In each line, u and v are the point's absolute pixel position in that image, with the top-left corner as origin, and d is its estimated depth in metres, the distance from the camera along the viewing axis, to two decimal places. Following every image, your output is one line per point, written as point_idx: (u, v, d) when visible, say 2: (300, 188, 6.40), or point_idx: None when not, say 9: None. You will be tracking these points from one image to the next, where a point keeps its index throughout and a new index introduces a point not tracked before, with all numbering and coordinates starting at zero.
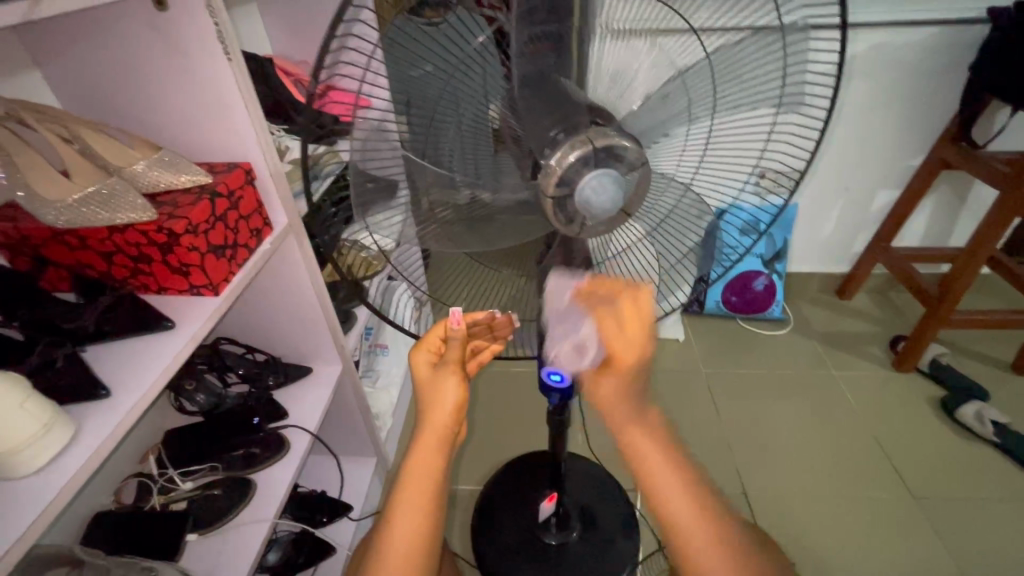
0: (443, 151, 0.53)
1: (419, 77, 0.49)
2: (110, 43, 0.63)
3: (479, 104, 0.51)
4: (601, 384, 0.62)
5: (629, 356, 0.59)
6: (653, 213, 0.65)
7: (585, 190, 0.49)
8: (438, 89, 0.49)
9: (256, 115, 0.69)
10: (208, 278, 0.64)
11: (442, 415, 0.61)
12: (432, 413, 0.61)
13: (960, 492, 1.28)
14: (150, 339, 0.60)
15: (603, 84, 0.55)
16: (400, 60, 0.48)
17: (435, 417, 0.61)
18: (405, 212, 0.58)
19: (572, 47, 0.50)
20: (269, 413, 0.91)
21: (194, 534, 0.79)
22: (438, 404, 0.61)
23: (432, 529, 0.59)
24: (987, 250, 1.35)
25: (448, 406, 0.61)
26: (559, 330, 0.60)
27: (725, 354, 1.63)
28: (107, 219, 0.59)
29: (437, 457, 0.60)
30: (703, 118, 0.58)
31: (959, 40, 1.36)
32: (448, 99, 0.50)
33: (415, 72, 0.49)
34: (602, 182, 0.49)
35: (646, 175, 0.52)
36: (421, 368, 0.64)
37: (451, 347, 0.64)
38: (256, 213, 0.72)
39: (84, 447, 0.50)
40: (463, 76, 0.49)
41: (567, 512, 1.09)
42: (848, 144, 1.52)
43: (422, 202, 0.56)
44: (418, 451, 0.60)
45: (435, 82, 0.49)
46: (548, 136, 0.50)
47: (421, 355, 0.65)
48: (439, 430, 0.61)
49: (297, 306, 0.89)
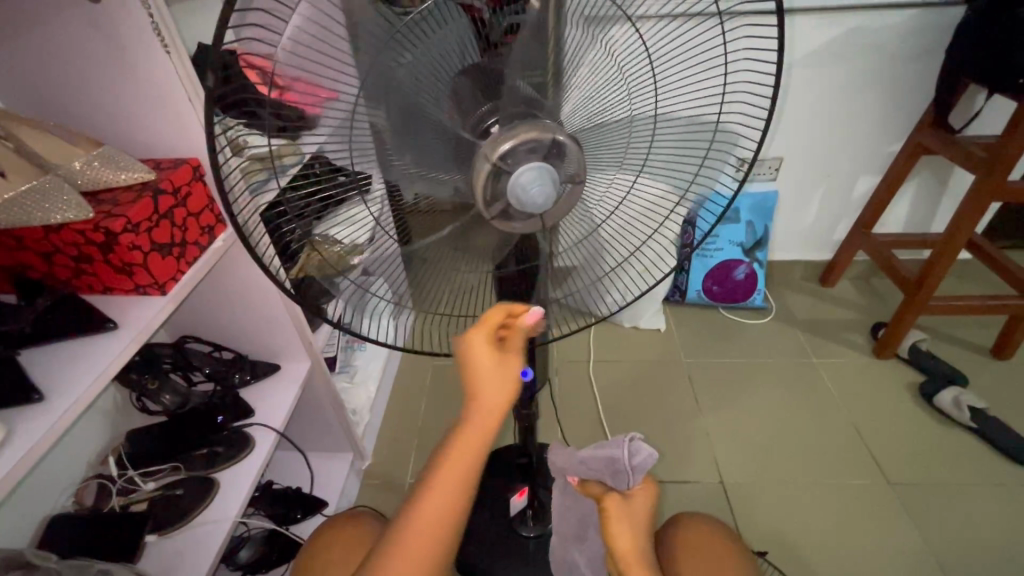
0: (418, 150, 0.51)
1: (398, 70, 0.45)
2: (45, 35, 0.61)
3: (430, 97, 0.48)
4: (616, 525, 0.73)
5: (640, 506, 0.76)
6: (603, 205, 0.64)
7: (519, 180, 0.48)
8: (412, 85, 0.47)
9: (204, 111, 0.68)
10: (153, 277, 0.63)
11: (491, 411, 0.55)
12: (478, 402, 0.55)
13: (935, 477, 1.29)
14: (93, 341, 0.59)
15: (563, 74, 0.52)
16: (381, 49, 0.44)
17: (480, 410, 0.55)
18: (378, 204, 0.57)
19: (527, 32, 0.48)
20: (235, 411, 0.90)
21: (154, 534, 0.79)
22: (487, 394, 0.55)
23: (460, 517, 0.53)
24: (965, 235, 1.35)
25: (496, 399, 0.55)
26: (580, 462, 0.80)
27: (706, 344, 1.63)
28: (42, 219, 0.57)
29: (482, 444, 0.55)
30: (646, 103, 0.56)
31: (937, 24, 1.34)
32: (419, 91, 0.47)
33: (397, 61, 0.45)
34: (536, 175, 0.48)
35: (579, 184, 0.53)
36: (478, 357, 0.55)
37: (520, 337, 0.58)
38: (207, 210, 0.71)
39: (14, 451, 0.49)
40: (437, 62, 0.47)
41: (542, 504, 1.10)
42: (827, 130, 1.51)
43: (406, 192, 0.54)
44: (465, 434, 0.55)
45: (414, 77, 0.46)
46: (486, 122, 0.51)
47: (478, 338, 0.55)
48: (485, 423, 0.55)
49: (262, 304, 0.88)
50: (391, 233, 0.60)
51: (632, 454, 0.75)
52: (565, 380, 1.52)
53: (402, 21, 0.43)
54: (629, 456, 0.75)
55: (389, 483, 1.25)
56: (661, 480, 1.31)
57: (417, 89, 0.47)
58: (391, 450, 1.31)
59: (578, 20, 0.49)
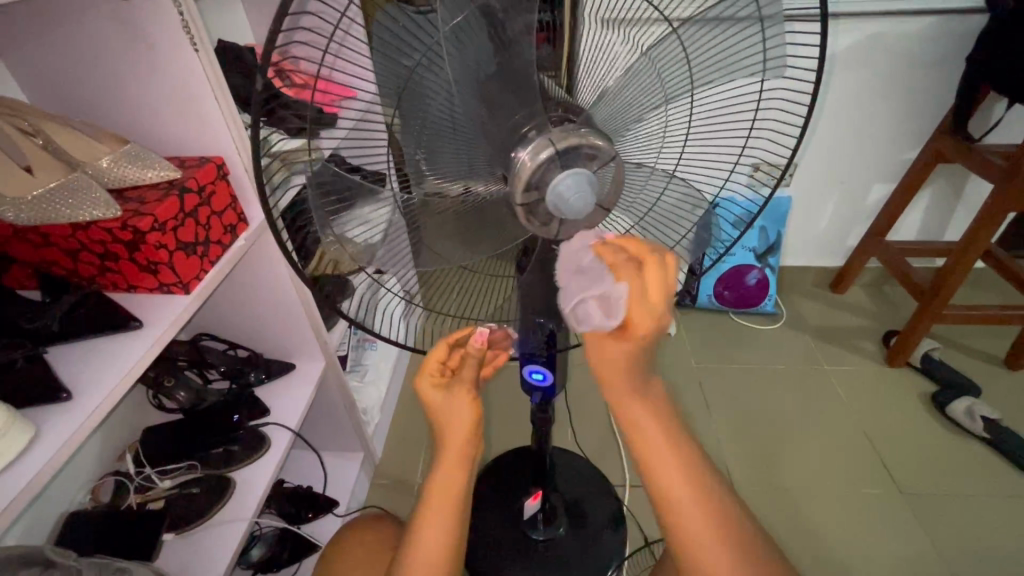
0: (432, 151, 0.50)
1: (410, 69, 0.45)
2: (73, 32, 0.61)
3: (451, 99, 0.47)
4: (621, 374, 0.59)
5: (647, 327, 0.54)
6: (630, 211, 0.63)
7: (558, 188, 0.47)
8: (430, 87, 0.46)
9: (229, 111, 0.68)
10: (178, 276, 0.63)
11: (458, 439, 0.67)
12: (448, 431, 0.67)
13: (947, 487, 1.28)
14: (119, 340, 0.59)
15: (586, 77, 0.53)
16: (388, 46, 0.44)
17: (452, 437, 0.67)
18: (393, 204, 0.54)
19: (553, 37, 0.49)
20: (250, 409, 0.89)
21: (171, 533, 0.79)
22: (454, 422, 0.67)
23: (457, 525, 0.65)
24: (982, 245, 1.33)
25: (463, 422, 0.67)
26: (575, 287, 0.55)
27: (716, 349, 1.62)
28: (69, 216, 0.57)
29: (458, 475, 0.67)
30: (680, 103, 0.55)
31: (958, 31, 1.33)
32: (435, 95, 0.46)
33: (408, 62, 0.45)
34: (577, 181, 0.47)
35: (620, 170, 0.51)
36: (431, 396, 0.67)
37: (467, 368, 0.69)
38: (230, 209, 0.71)
39: (43, 450, 0.49)
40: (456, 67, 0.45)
41: (553, 508, 1.09)
42: (843, 136, 1.50)
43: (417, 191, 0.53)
44: (442, 465, 0.67)
45: (425, 75, 0.45)
46: (518, 130, 0.48)
47: (425, 380, 0.68)
48: (458, 446, 0.67)
49: (278, 304, 0.88)
50: (407, 240, 0.57)
51: (603, 305, 0.54)
52: (575, 383, 1.51)
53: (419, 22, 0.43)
54: (585, 307, 0.54)
55: (399, 483, 1.25)
56: None
57: (427, 88, 0.46)
58: (401, 450, 1.31)
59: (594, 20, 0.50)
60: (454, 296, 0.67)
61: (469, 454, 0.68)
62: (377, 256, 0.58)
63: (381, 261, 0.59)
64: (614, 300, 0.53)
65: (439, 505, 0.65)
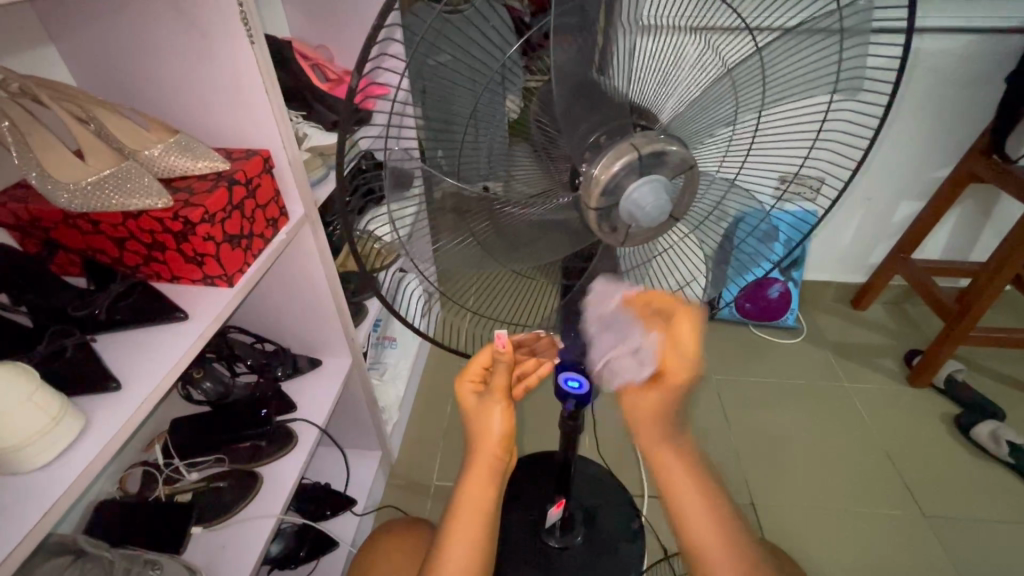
0: (463, 153, 0.48)
1: (439, 67, 0.44)
2: (129, 19, 0.61)
3: (507, 94, 0.47)
4: (646, 397, 0.60)
5: (684, 374, 0.58)
6: (683, 224, 0.63)
7: (634, 195, 0.46)
8: (465, 82, 0.45)
9: (278, 104, 0.67)
10: (223, 269, 0.62)
11: (490, 455, 0.63)
12: (482, 443, 0.63)
13: (970, 512, 1.26)
14: (163, 330, 0.59)
15: (646, 86, 0.50)
16: (424, 51, 0.42)
17: (485, 446, 0.63)
18: (419, 205, 0.52)
19: (605, 41, 0.45)
20: (277, 405, 0.89)
21: (198, 527, 0.79)
22: (485, 433, 0.63)
23: (485, 544, 0.62)
24: (1013, 268, 1.31)
25: (494, 434, 0.63)
26: (605, 338, 0.57)
27: (737, 361, 1.61)
28: (122, 204, 0.57)
29: (487, 498, 0.63)
30: (750, 115, 0.55)
31: (996, 50, 1.31)
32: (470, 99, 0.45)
33: (436, 60, 0.44)
34: (654, 189, 0.46)
35: (689, 182, 0.49)
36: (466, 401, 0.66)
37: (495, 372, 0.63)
38: (273, 202, 0.70)
39: (94, 440, 0.49)
40: (474, 60, 0.45)
41: (572, 517, 1.08)
42: (874, 151, 1.48)
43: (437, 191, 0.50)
44: (471, 475, 0.63)
45: (452, 69, 0.45)
46: (588, 140, 0.48)
47: (467, 386, 0.67)
48: (489, 458, 0.63)
49: (309, 302, 0.88)
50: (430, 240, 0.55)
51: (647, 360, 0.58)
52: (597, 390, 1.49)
53: (450, 20, 0.42)
54: (619, 361, 0.58)
55: (415, 484, 1.24)
56: (690, 498, 1.28)
57: (455, 83, 0.45)
58: (418, 451, 1.30)
59: (633, 29, 0.46)
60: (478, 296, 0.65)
61: (500, 467, 0.64)
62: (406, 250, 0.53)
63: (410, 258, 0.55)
64: (647, 351, 0.57)
65: (466, 524, 0.61)
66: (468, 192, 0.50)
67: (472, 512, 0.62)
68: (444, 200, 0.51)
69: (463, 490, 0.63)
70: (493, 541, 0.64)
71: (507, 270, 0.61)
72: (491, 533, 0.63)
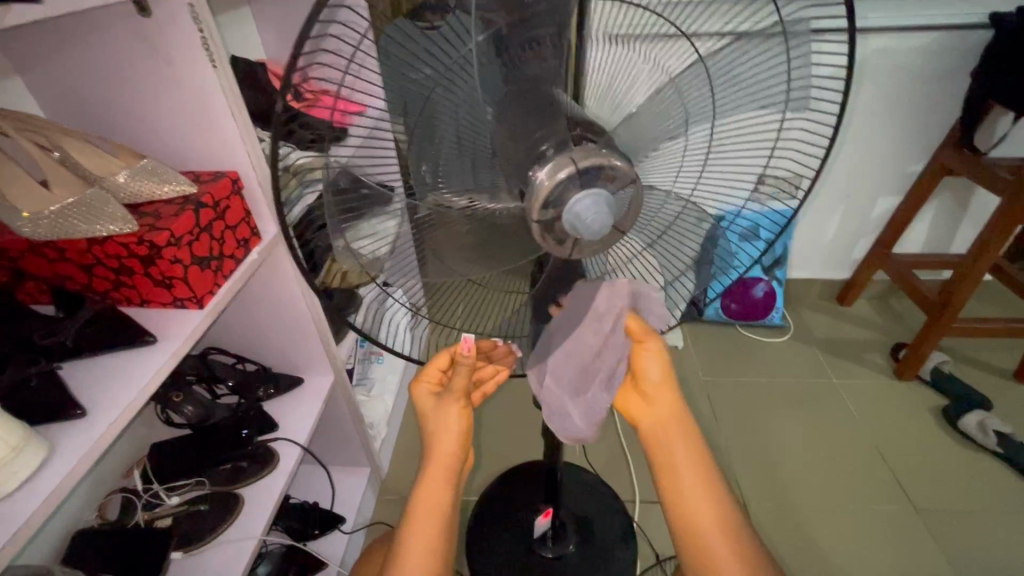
0: (437, 160, 0.48)
1: (414, 81, 0.44)
2: (92, 49, 0.61)
3: (484, 103, 0.46)
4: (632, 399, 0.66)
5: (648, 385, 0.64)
6: (638, 239, 0.63)
7: (576, 208, 0.45)
8: (437, 95, 0.44)
9: (245, 124, 0.68)
10: (192, 291, 0.63)
11: (445, 463, 0.64)
12: (440, 444, 0.64)
13: (959, 502, 1.26)
14: (133, 355, 0.59)
15: (602, 101, 0.54)
16: (397, 62, 0.43)
17: (441, 445, 0.64)
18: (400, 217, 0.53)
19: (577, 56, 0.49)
20: (258, 424, 0.89)
21: (178, 551, 0.79)
22: (442, 431, 0.64)
23: (446, 540, 0.63)
24: (991, 257, 1.32)
25: (452, 432, 0.64)
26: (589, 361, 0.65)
27: (725, 362, 1.61)
28: (87, 231, 0.57)
29: (445, 500, 0.63)
30: (701, 126, 0.54)
31: (962, 45, 1.34)
32: (446, 109, 0.45)
33: (412, 75, 0.43)
34: (595, 203, 0.45)
35: (636, 193, 0.49)
36: (421, 401, 0.68)
37: (457, 374, 0.66)
38: (243, 222, 0.70)
39: (58, 467, 0.49)
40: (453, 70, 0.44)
41: (563, 525, 1.07)
42: (848, 149, 1.51)
43: (421, 204, 0.52)
44: (429, 480, 0.63)
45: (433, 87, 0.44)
46: (539, 147, 0.46)
47: (422, 388, 0.69)
48: (444, 459, 0.64)
49: (286, 320, 0.88)
50: (414, 251, 0.56)
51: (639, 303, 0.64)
52: None
53: (424, 34, 0.43)
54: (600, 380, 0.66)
55: (404, 499, 1.23)
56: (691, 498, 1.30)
57: (430, 96, 0.44)
58: (406, 465, 1.29)
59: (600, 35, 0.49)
60: (461, 312, 0.65)
61: (456, 467, 0.65)
62: (384, 268, 0.56)
63: (388, 274, 0.57)
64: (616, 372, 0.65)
65: (424, 525, 0.61)
66: (451, 201, 0.51)
67: (435, 521, 0.62)
68: (428, 216, 0.52)
69: (421, 496, 0.63)
70: (454, 545, 0.64)
71: (464, 277, 0.59)
72: (450, 534, 0.63)
